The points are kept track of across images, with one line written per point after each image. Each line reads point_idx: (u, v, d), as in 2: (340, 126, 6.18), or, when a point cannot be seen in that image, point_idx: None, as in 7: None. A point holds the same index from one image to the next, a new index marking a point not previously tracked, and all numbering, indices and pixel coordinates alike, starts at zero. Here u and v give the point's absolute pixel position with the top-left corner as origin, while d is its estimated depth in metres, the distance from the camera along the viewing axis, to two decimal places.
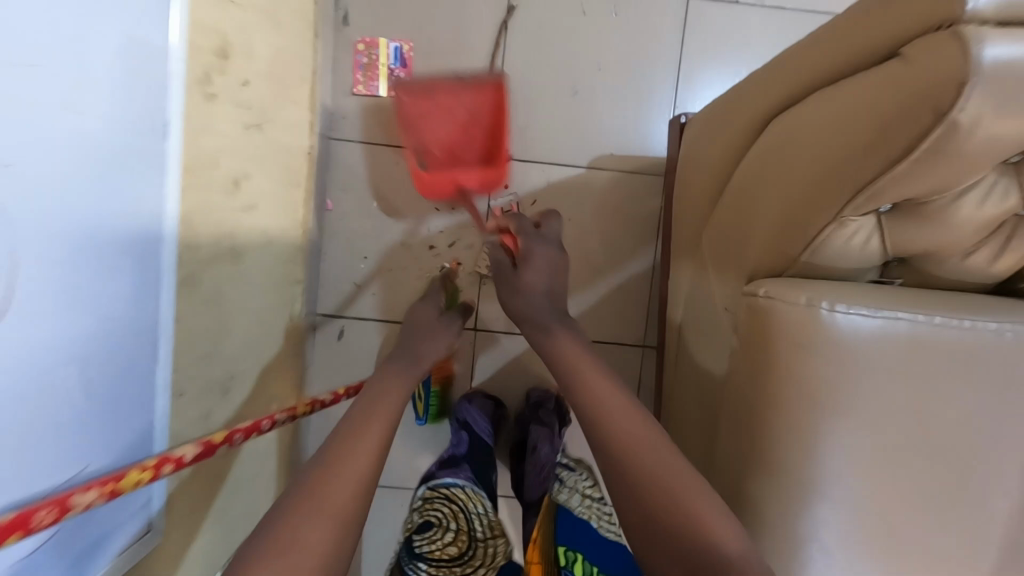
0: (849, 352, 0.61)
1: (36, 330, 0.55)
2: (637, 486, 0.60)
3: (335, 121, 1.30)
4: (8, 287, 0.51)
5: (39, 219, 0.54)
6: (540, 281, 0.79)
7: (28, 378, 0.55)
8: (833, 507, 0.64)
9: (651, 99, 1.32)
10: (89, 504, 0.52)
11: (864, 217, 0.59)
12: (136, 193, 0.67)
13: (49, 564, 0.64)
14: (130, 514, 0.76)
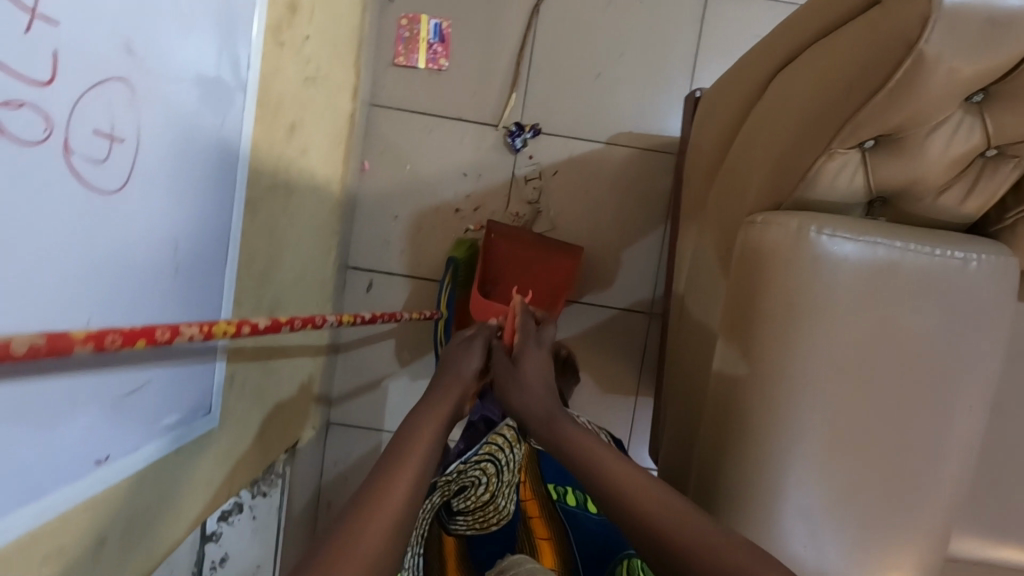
0: (833, 270, 0.70)
1: (150, 203, 0.63)
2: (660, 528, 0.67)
3: (376, 89, 1.41)
4: (133, 160, 0.59)
5: (157, 108, 0.62)
6: (536, 374, 0.89)
7: (142, 243, 0.63)
8: (815, 408, 0.74)
9: (669, 83, 1.41)
10: (191, 339, 0.57)
11: (851, 152, 0.67)
12: (224, 110, 0.76)
13: (142, 418, 0.67)
14: (199, 405, 0.79)
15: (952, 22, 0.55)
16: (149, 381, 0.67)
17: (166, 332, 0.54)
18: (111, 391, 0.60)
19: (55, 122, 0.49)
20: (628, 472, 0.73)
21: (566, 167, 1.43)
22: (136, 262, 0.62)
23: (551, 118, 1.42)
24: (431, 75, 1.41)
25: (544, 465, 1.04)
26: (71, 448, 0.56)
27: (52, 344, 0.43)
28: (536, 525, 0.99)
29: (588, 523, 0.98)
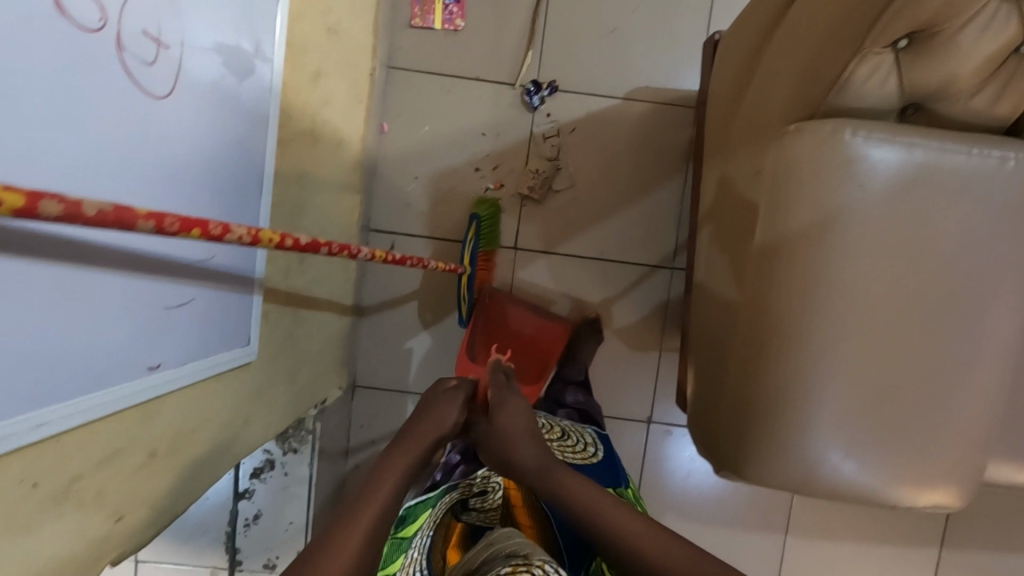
0: (868, 172, 0.70)
1: (192, 118, 0.65)
2: None
3: (393, 51, 1.42)
4: (178, 69, 0.62)
5: (198, 26, 0.65)
6: (519, 425, 0.82)
7: (183, 157, 0.65)
8: (849, 317, 0.73)
9: (685, 35, 1.41)
10: (239, 240, 0.59)
11: (884, 53, 0.67)
12: (257, 42, 0.78)
13: (190, 333, 0.68)
14: (240, 330, 0.80)
15: None
16: (193, 298, 0.68)
17: (218, 227, 0.55)
18: (165, 299, 0.62)
19: (108, 11, 0.52)
20: (629, 519, 0.73)
21: (584, 123, 1.43)
22: (180, 172, 0.64)
23: (568, 75, 1.42)
24: (447, 36, 1.41)
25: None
26: (131, 347, 0.58)
27: (121, 215, 0.44)
28: (519, 515, 0.98)
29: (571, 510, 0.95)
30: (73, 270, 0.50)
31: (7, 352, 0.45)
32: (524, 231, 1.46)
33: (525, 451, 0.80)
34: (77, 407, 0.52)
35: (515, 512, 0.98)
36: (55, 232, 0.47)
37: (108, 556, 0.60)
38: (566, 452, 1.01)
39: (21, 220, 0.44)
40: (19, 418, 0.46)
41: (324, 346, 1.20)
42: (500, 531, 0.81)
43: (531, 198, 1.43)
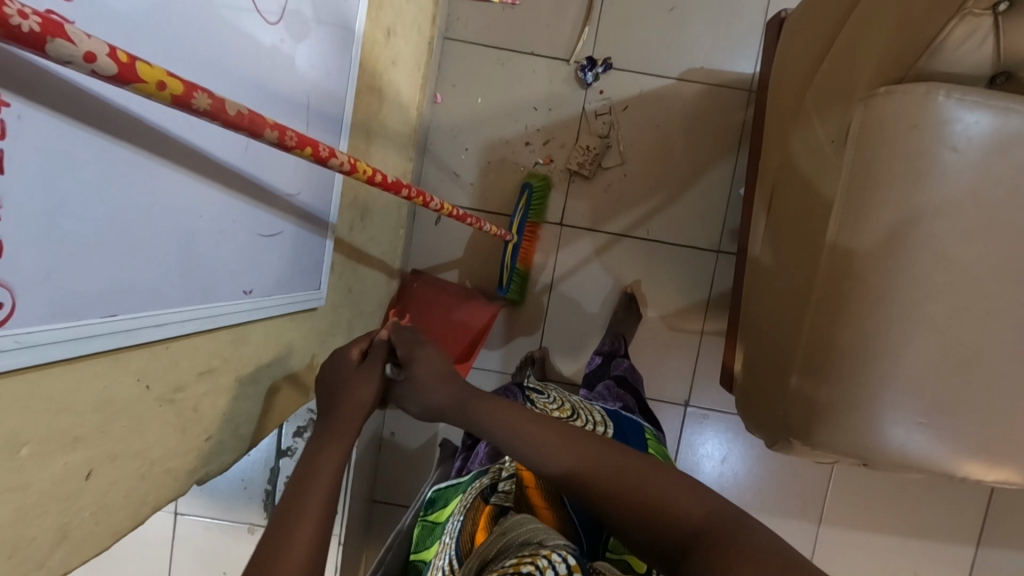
0: (956, 137, 0.70)
1: (285, 63, 0.72)
2: (630, 508, 0.59)
3: (451, 22, 1.43)
4: (279, 14, 0.70)
5: None
6: (435, 369, 0.73)
7: (273, 96, 0.71)
8: (927, 284, 0.73)
9: (743, 17, 1.40)
10: (342, 167, 0.62)
11: (983, 16, 0.66)
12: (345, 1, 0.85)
13: (278, 261, 0.71)
14: (316, 271, 0.82)
15: None
16: (282, 232, 0.70)
17: (327, 150, 0.59)
18: (259, 225, 0.65)
19: None
20: (541, 432, 0.66)
21: (636, 102, 1.43)
22: (270, 107, 0.70)
23: (623, 53, 1.42)
24: (505, 9, 1.42)
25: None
26: (227, 263, 0.61)
27: (255, 120, 0.47)
28: (533, 498, 0.78)
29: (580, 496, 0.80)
30: (189, 173, 0.52)
31: (119, 231, 0.47)
32: (571, 207, 1.46)
33: (443, 391, 0.71)
34: (159, 324, 0.53)
35: (529, 494, 0.78)
36: (178, 130, 0.51)
37: (195, 473, 0.64)
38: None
39: (153, 108, 0.48)
40: (87, 326, 0.45)
41: (375, 307, 1.21)
42: (516, 516, 0.67)
43: (579, 174, 1.44)
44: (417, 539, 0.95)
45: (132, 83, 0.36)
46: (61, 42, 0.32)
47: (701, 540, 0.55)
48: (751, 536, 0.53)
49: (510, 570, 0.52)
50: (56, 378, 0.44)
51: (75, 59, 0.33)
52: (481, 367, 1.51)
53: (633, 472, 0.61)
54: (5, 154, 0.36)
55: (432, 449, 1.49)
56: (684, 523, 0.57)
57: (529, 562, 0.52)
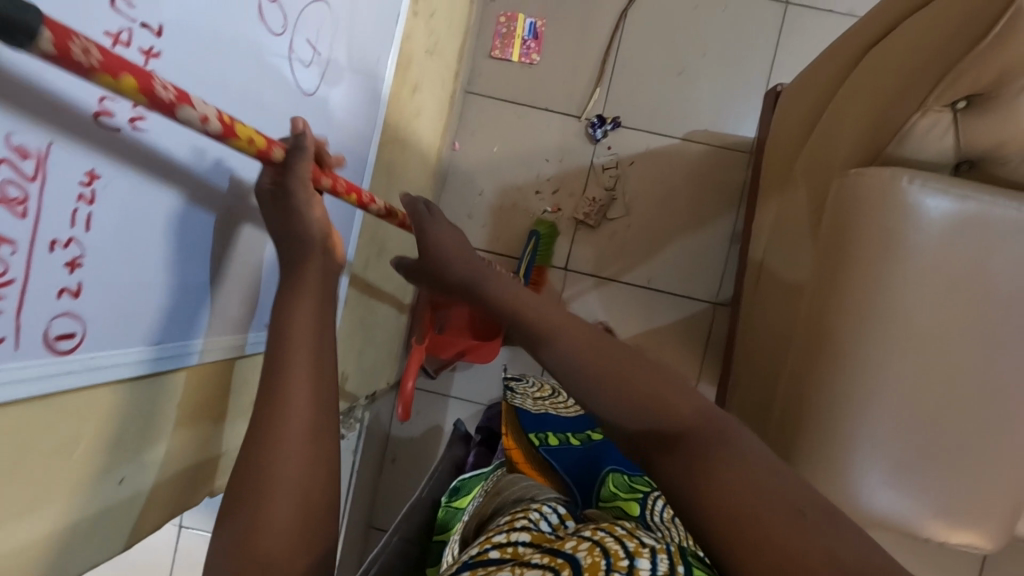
0: (921, 219, 0.76)
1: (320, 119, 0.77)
2: (625, 405, 0.55)
3: (474, 76, 1.54)
4: (320, 80, 0.75)
5: (342, 43, 0.78)
6: (453, 240, 0.82)
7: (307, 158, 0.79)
8: (894, 351, 0.79)
9: (746, 83, 1.49)
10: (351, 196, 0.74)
11: (943, 111, 0.74)
12: (377, 55, 0.90)
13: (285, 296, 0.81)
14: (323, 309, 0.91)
15: None
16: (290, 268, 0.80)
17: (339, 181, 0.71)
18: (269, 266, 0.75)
19: (288, 23, 0.64)
20: (552, 318, 0.66)
21: (642, 158, 1.52)
22: None
23: (631, 112, 1.52)
24: (523, 68, 1.54)
25: (523, 417, 1.07)
26: (239, 295, 0.71)
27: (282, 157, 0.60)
28: (525, 468, 0.97)
29: (569, 458, 0.98)
30: (219, 216, 0.63)
31: (163, 266, 0.57)
32: (576, 253, 1.54)
33: (455, 255, 0.80)
34: (183, 346, 0.63)
35: (521, 465, 0.97)
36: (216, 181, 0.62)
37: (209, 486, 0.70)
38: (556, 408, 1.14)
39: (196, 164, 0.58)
40: (133, 349, 0.56)
41: (383, 337, 1.28)
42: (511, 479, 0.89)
43: (585, 223, 1.52)
44: (441, 521, 1.02)
45: (231, 139, 0.51)
46: (188, 110, 0.45)
47: (686, 436, 0.51)
48: (743, 443, 0.50)
49: (507, 524, 0.64)
50: (93, 397, 0.53)
51: (195, 120, 0.46)
52: (475, 400, 1.58)
53: (633, 372, 0.56)
54: (91, 216, 0.48)
55: (423, 461, 1.58)
56: (675, 419, 0.52)
57: (521, 517, 0.65)
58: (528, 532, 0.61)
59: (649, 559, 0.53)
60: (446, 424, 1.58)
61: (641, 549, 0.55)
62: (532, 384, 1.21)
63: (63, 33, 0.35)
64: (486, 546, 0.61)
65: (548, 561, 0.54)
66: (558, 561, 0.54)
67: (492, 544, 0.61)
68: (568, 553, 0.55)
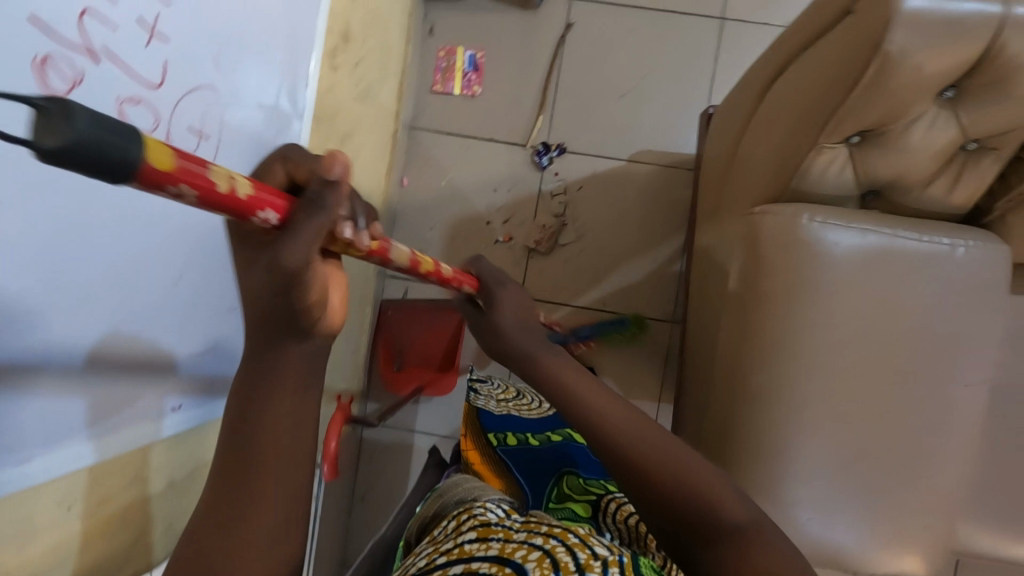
0: (826, 255, 0.76)
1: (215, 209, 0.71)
2: (675, 491, 0.58)
3: (417, 112, 1.55)
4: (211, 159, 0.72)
5: (239, 116, 0.76)
6: (519, 310, 0.80)
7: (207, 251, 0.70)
8: (813, 387, 0.78)
9: (686, 102, 1.50)
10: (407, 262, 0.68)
11: (838, 147, 0.74)
12: (286, 118, 0.89)
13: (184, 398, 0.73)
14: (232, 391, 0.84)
15: (915, 23, 0.60)
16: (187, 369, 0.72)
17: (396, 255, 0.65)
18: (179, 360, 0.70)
19: (161, 117, 0.62)
20: (596, 393, 0.65)
21: (590, 182, 1.52)
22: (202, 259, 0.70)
23: (576, 137, 1.52)
24: (466, 100, 1.54)
25: (485, 418, 1.06)
26: (150, 387, 0.66)
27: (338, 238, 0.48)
28: (482, 470, 1.00)
29: (526, 462, 0.99)
30: (79, 342, 0.54)
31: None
32: (531, 280, 1.54)
33: (518, 325, 0.77)
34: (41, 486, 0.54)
35: (477, 467, 1.01)
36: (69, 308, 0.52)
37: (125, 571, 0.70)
38: (521, 408, 1.11)
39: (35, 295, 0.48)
40: None
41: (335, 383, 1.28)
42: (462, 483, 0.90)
43: (537, 251, 1.52)
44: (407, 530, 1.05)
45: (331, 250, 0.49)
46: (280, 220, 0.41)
47: (734, 538, 0.56)
48: (771, 545, 0.56)
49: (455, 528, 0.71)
50: None
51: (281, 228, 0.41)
52: (440, 434, 1.57)
53: (660, 448, 0.60)
54: None
55: (393, 499, 1.58)
56: (726, 518, 0.57)
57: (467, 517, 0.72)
58: (474, 530, 0.68)
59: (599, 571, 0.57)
60: (414, 460, 1.58)
61: (592, 561, 0.59)
62: (497, 384, 1.16)
63: (161, 177, 0.30)
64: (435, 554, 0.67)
65: (497, 569, 0.59)
66: (507, 570, 0.59)
67: (440, 552, 0.67)
68: (517, 561, 0.59)
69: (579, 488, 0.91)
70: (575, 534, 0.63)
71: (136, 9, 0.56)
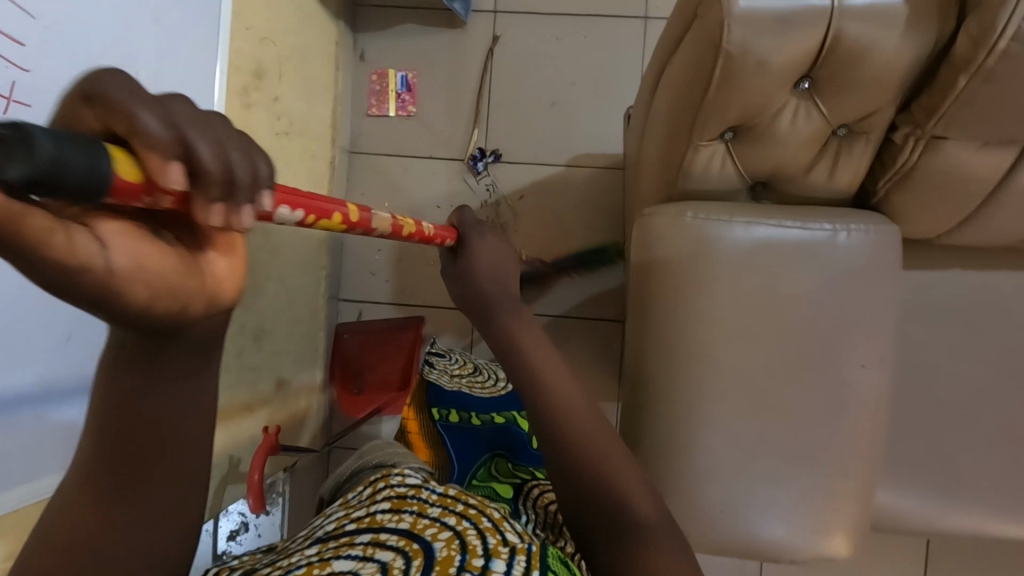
0: (714, 251, 0.77)
1: None
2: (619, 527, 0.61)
3: (355, 137, 1.57)
4: None
5: None
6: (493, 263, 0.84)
7: (65, 295, 0.73)
8: (716, 381, 0.79)
9: (618, 103, 1.52)
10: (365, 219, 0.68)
11: (714, 144, 0.75)
12: None
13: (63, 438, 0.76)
14: None
15: (749, 21, 0.62)
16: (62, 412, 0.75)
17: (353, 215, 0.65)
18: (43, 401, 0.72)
19: None
20: (582, 413, 0.67)
21: (530, 190, 1.54)
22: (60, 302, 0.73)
23: (513, 148, 1.54)
24: (402, 121, 1.56)
25: (432, 393, 1.08)
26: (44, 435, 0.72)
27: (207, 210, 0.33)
28: (416, 440, 1.02)
29: (463, 436, 0.99)
30: None
31: None
32: None
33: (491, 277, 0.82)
34: None
35: (412, 437, 1.03)
36: None
37: None
38: (472, 386, 1.13)
39: None
40: None
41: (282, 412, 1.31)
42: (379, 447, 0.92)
43: None
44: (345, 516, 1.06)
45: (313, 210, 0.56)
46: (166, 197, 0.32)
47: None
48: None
49: (373, 496, 0.67)
50: None
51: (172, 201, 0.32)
52: None
53: (597, 426, 0.67)
54: None
55: None
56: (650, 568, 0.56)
57: (387, 484, 0.68)
58: (389, 500, 0.64)
59: (506, 559, 0.52)
60: None
61: (501, 547, 0.54)
62: (454, 361, 1.19)
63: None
64: (346, 521, 0.64)
65: (403, 545, 0.56)
66: (413, 545, 0.56)
67: (352, 518, 0.64)
68: (425, 539, 0.56)
69: (505, 472, 0.92)
70: (489, 519, 0.60)
71: None
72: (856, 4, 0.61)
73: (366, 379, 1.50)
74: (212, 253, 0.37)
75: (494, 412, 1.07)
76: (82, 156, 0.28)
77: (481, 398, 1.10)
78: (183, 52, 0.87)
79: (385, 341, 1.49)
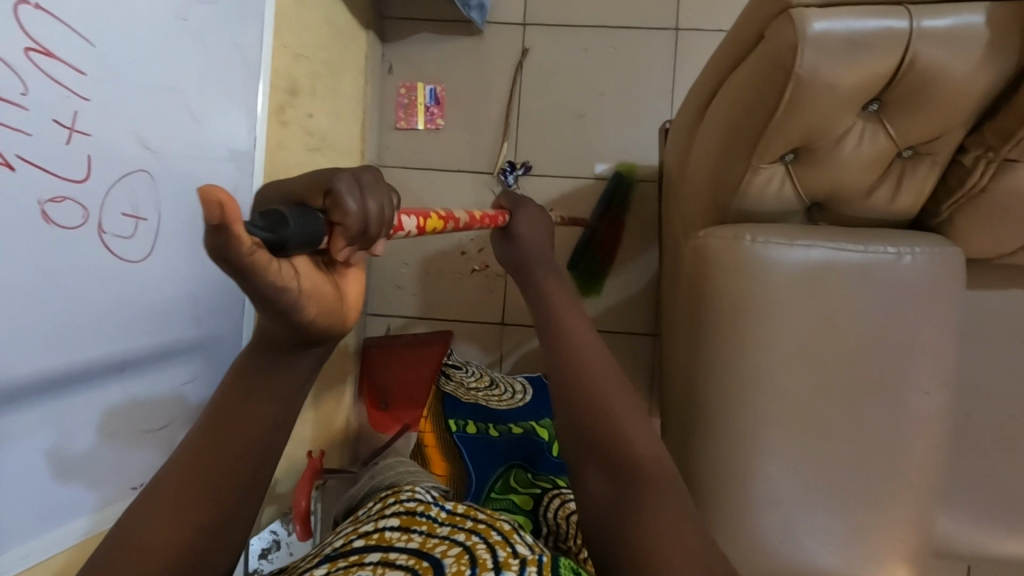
0: (772, 275, 0.76)
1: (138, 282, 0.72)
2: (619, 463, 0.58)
3: (383, 150, 1.56)
4: (151, 238, 0.74)
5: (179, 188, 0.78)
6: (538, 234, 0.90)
7: (122, 326, 0.71)
8: (773, 407, 0.77)
9: (648, 115, 1.50)
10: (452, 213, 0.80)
11: (773, 166, 0.74)
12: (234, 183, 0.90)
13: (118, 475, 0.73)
14: None
15: (820, 45, 0.61)
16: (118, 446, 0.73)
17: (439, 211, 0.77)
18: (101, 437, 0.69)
19: (90, 210, 0.64)
20: (596, 358, 0.66)
21: (559, 202, 1.52)
22: (119, 335, 0.70)
23: (542, 160, 1.53)
24: (430, 133, 1.55)
25: (448, 405, 1.08)
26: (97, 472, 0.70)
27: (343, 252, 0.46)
28: (434, 456, 1.01)
29: (483, 450, 0.98)
30: None
31: None
32: (511, 306, 1.53)
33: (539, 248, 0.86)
34: None
35: (429, 451, 1.02)
36: None
37: None
38: (489, 398, 1.10)
39: None
40: None
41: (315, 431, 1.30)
42: (394, 465, 0.91)
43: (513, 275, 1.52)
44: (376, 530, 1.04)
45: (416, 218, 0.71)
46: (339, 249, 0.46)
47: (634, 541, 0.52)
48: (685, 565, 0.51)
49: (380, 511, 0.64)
50: None
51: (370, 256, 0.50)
52: None
53: (602, 368, 0.65)
54: None
55: None
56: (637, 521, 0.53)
57: (396, 501, 0.65)
58: (398, 517, 0.61)
59: (517, 571, 0.49)
60: None
61: (512, 559, 0.51)
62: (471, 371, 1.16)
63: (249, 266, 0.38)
64: (354, 537, 0.61)
65: (413, 563, 0.52)
66: (422, 563, 0.52)
67: (360, 533, 0.61)
68: (435, 556, 0.53)
69: (525, 482, 0.91)
70: (499, 531, 0.57)
71: (50, 111, 0.59)
72: (930, 27, 0.60)
73: (390, 393, 1.47)
74: (350, 277, 0.50)
75: (513, 422, 1.05)
76: (306, 220, 0.42)
77: (502, 409, 1.08)
78: (228, 73, 0.86)
79: (408, 355, 1.47)
